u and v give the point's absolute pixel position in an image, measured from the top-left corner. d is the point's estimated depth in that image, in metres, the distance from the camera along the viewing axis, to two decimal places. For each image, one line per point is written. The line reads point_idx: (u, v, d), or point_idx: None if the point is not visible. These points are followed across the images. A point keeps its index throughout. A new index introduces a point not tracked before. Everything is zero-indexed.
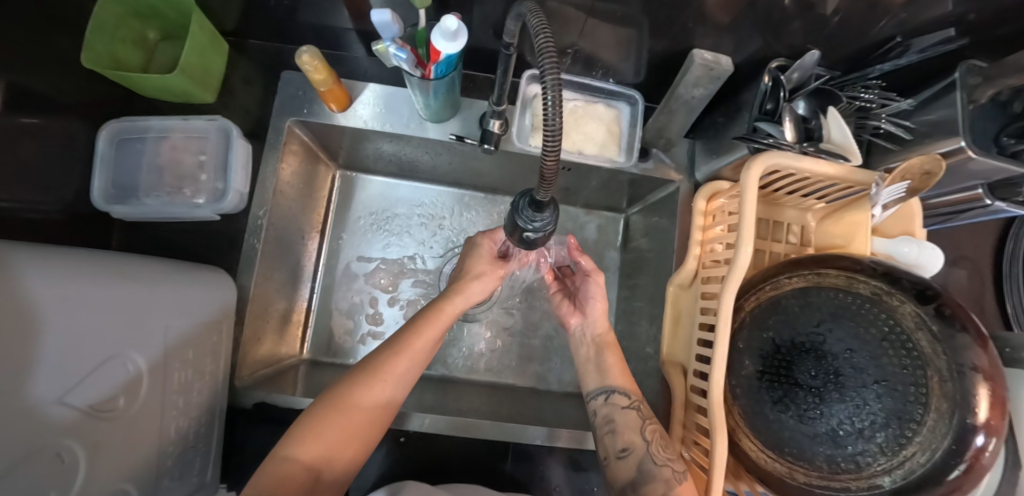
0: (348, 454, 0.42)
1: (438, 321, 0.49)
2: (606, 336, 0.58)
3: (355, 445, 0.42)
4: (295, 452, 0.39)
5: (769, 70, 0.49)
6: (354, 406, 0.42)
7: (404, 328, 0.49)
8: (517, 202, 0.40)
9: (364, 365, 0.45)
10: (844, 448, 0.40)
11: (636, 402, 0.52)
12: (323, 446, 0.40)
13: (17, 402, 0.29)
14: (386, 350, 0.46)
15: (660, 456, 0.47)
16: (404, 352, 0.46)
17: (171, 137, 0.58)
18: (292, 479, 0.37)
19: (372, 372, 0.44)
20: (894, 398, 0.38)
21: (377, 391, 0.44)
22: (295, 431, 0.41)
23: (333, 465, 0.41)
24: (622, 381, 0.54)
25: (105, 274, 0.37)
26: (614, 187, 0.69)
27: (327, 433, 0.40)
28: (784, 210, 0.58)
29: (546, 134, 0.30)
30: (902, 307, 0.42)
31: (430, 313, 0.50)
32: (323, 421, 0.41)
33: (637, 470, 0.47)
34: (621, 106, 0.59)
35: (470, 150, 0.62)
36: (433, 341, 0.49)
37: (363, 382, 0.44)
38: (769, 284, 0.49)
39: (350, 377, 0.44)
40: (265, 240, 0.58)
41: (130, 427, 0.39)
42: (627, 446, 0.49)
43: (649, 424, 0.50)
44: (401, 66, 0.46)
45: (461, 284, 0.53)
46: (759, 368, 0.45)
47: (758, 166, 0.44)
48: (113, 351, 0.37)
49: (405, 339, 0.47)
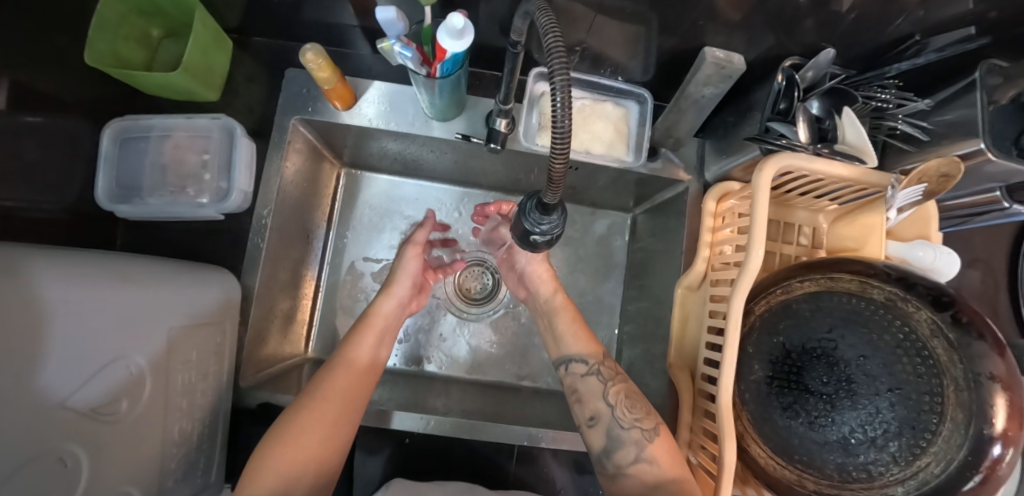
0: (313, 471, 0.43)
1: (371, 329, 0.54)
2: (556, 299, 0.61)
3: (318, 465, 0.43)
4: (259, 479, 0.40)
5: (784, 68, 0.47)
6: (308, 419, 0.44)
7: (340, 346, 0.53)
8: (524, 204, 0.40)
9: (313, 383, 0.48)
10: (855, 456, 0.39)
11: (597, 365, 0.53)
12: (282, 469, 0.41)
13: (19, 407, 0.28)
14: (329, 367, 0.50)
15: (627, 419, 0.48)
16: (344, 362, 0.50)
17: (174, 135, 0.57)
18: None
19: (321, 387, 0.47)
20: (908, 406, 0.38)
21: (331, 401, 0.46)
22: (254, 463, 0.42)
23: (299, 485, 0.42)
24: (579, 347, 0.55)
25: (105, 277, 0.37)
26: (621, 187, 0.69)
27: (287, 450, 0.42)
28: (796, 211, 0.57)
29: (555, 135, 0.30)
30: (917, 313, 0.41)
31: (361, 326, 0.55)
32: (283, 442, 0.42)
33: (608, 437, 0.48)
34: (629, 104, 0.58)
35: (476, 149, 0.61)
36: (372, 348, 0.53)
37: (313, 399, 0.46)
38: (780, 287, 0.48)
39: (302, 397, 0.47)
40: (269, 239, 0.57)
41: (133, 428, 0.39)
42: (593, 414, 0.50)
43: (612, 386, 0.51)
44: (406, 65, 0.45)
45: (386, 287, 0.59)
46: (769, 374, 0.44)
47: (770, 167, 0.43)
48: (116, 353, 0.37)
49: (344, 354, 0.51)
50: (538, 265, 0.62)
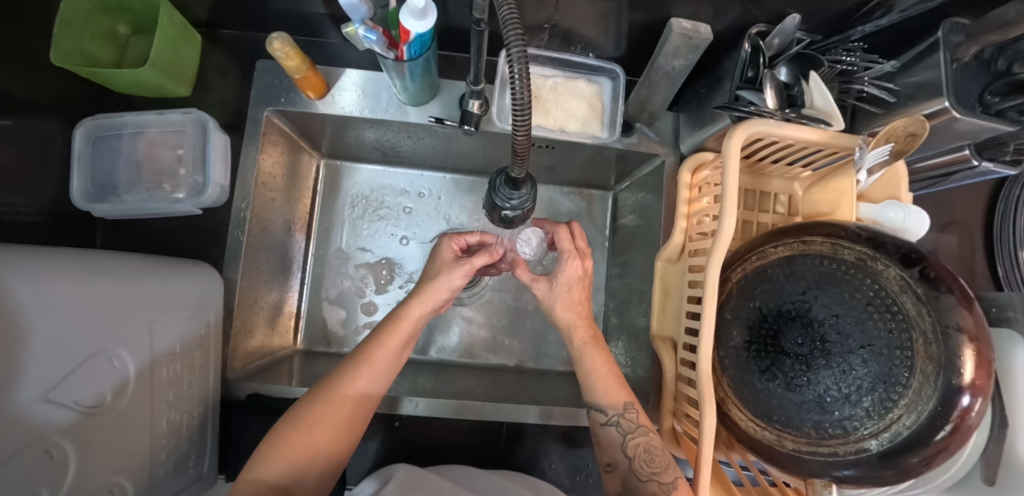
0: (318, 466, 0.42)
1: (397, 332, 0.46)
2: (581, 338, 0.51)
3: (326, 457, 0.42)
4: (260, 471, 0.39)
5: (749, 35, 0.48)
6: (318, 423, 0.42)
7: (363, 342, 0.47)
8: (494, 180, 0.40)
9: (324, 382, 0.44)
10: (831, 413, 0.40)
11: (622, 413, 0.49)
12: (288, 464, 0.40)
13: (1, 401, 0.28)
14: (346, 365, 0.45)
15: (645, 471, 0.47)
16: (363, 367, 0.44)
17: (147, 132, 0.57)
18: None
19: (334, 388, 0.43)
20: (880, 362, 0.38)
21: (342, 406, 0.43)
22: (261, 452, 0.41)
23: (303, 483, 0.41)
24: (605, 399, 0.50)
25: (80, 272, 0.36)
26: (599, 164, 0.69)
27: (293, 450, 0.40)
28: (771, 180, 0.58)
29: (514, 111, 0.30)
30: (887, 271, 0.41)
31: (389, 325, 0.46)
32: (286, 437, 0.41)
33: (624, 486, 0.49)
34: (602, 81, 0.59)
35: (452, 133, 0.62)
36: (395, 352, 0.46)
37: (321, 398, 0.43)
38: (755, 254, 0.49)
39: (311, 394, 0.44)
40: (250, 232, 0.57)
41: (120, 421, 0.39)
42: (611, 461, 0.50)
43: (632, 439, 0.49)
44: (373, 49, 0.45)
45: (419, 291, 0.47)
46: (747, 339, 0.45)
47: (740, 134, 0.43)
48: (96, 348, 0.37)
49: (362, 353, 0.45)
50: (567, 296, 0.51)
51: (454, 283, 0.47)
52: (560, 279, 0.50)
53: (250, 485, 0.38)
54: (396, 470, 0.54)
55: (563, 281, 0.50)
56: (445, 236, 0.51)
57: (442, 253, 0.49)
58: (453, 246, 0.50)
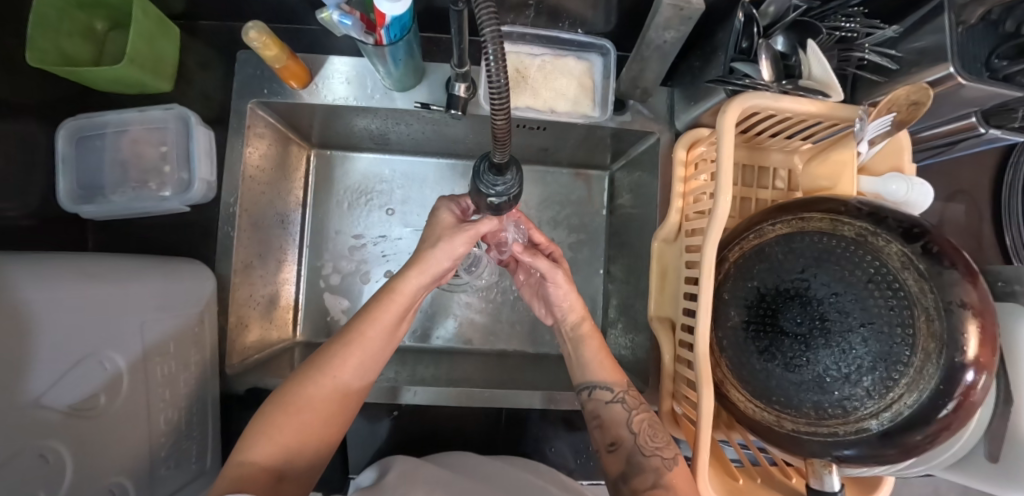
0: (313, 447, 0.42)
1: (392, 307, 0.45)
2: (584, 326, 0.55)
3: (318, 435, 0.42)
4: (250, 454, 0.39)
5: (743, 4, 0.44)
6: (307, 405, 0.42)
7: (356, 318, 0.46)
8: (477, 166, 0.38)
9: (313, 361, 0.44)
10: (831, 393, 0.39)
11: (620, 393, 0.51)
12: (279, 447, 0.40)
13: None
14: (335, 344, 0.44)
15: (649, 446, 0.48)
16: (350, 349, 0.44)
17: (130, 130, 0.56)
18: (253, 480, 0.37)
19: (322, 369, 0.43)
20: (881, 341, 0.37)
21: (329, 388, 0.43)
22: (252, 433, 0.41)
23: (296, 462, 0.41)
24: (604, 375, 0.53)
25: (66, 276, 0.36)
26: (594, 144, 0.67)
27: (282, 432, 0.40)
28: (770, 154, 0.56)
29: (492, 93, 0.27)
30: (888, 247, 0.40)
31: (382, 298, 0.46)
32: (275, 420, 0.41)
33: (627, 462, 0.48)
34: (593, 57, 0.56)
35: (441, 117, 0.60)
36: (388, 329, 0.46)
37: (309, 377, 0.43)
38: (753, 233, 0.48)
39: (299, 376, 0.44)
40: (241, 227, 0.57)
41: (114, 423, 0.39)
42: (615, 440, 0.49)
43: (637, 415, 0.50)
44: (350, 34, 0.43)
45: (418, 261, 0.46)
46: (745, 318, 0.44)
47: (735, 108, 0.42)
48: (87, 351, 0.37)
49: (353, 332, 0.45)
50: (567, 303, 0.55)
51: (456, 247, 0.45)
52: (557, 288, 0.54)
53: (243, 468, 0.38)
54: (394, 461, 0.54)
55: (558, 290, 0.54)
56: (443, 200, 0.49)
57: (441, 217, 0.47)
58: (453, 210, 0.48)
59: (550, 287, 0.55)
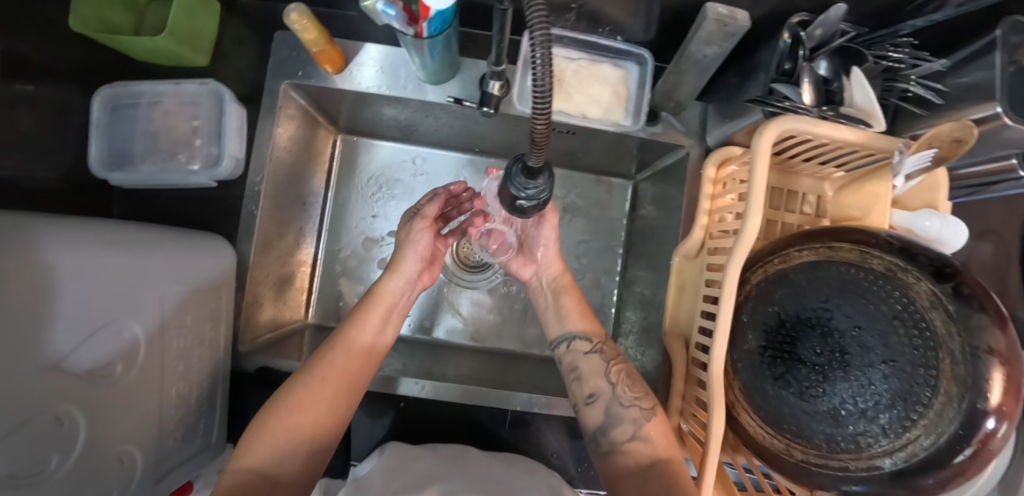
0: (303, 454, 0.42)
1: (374, 309, 0.49)
2: (563, 279, 0.56)
3: (309, 440, 0.42)
4: (246, 460, 0.40)
5: (789, 26, 0.44)
6: (295, 409, 0.42)
7: (344, 325, 0.49)
8: (510, 168, 0.38)
9: (305, 367, 0.45)
10: (844, 427, 0.39)
11: (598, 344, 0.51)
12: (271, 452, 0.40)
13: (20, 368, 0.29)
14: (324, 350, 0.46)
15: (627, 397, 0.47)
16: (337, 350, 0.46)
17: (163, 102, 0.56)
18: (249, 486, 0.38)
19: (312, 373, 0.44)
20: (901, 379, 0.37)
21: (320, 389, 0.43)
22: (245, 443, 0.41)
23: (288, 468, 0.41)
24: (582, 325, 0.53)
25: (92, 242, 0.37)
26: (621, 152, 0.67)
27: (272, 438, 0.41)
28: (800, 178, 0.55)
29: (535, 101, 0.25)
30: (917, 285, 0.40)
31: (366, 305, 0.50)
32: (265, 424, 0.42)
33: (605, 414, 0.47)
34: (629, 66, 0.56)
35: (471, 113, 0.60)
36: (373, 330, 0.49)
37: (297, 381, 0.44)
38: (778, 257, 0.47)
39: (293, 380, 0.44)
40: (264, 206, 0.57)
41: (130, 390, 0.40)
42: (593, 392, 0.48)
43: (614, 365, 0.49)
44: (392, 24, 0.43)
45: (391, 265, 0.51)
46: (762, 344, 0.44)
47: (773, 130, 0.42)
48: (108, 318, 0.37)
49: (342, 335, 0.47)
50: (546, 256, 0.56)
51: (420, 244, 0.51)
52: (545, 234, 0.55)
53: (237, 474, 0.39)
54: (388, 448, 0.54)
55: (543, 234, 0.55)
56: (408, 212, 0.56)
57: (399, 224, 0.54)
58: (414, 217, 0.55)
59: (540, 229, 0.55)
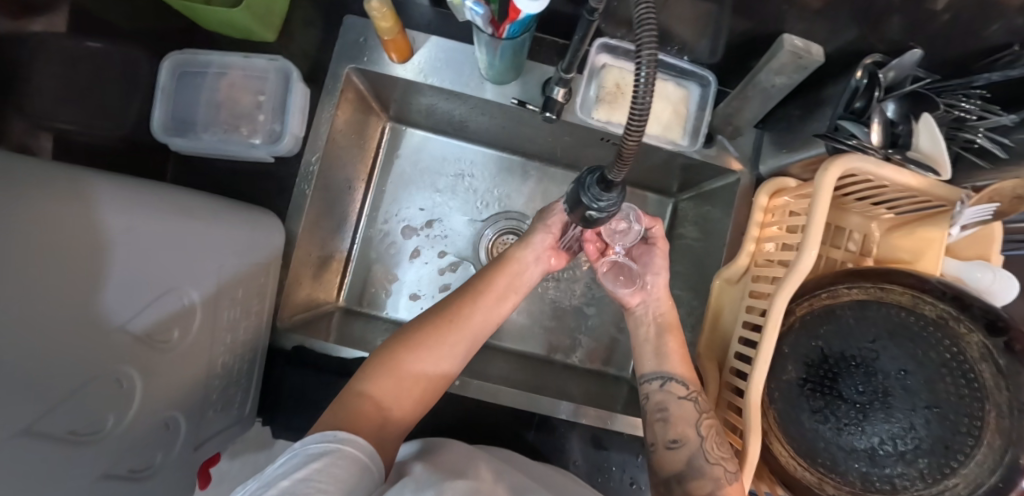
0: (411, 397, 0.44)
1: (504, 271, 0.51)
2: (670, 318, 0.52)
3: (421, 385, 0.44)
4: (367, 388, 0.42)
5: (864, 65, 0.45)
6: (419, 349, 0.45)
7: (477, 279, 0.51)
8: (585, 178, 0.39)
9: (436, 312, 0.48)
10: (881, 467, 0.41)
11: (693, 393, 0.48)
12: (389, 386, 0.42)
13: (85, 331, 0.29)
14: (454, 301, 0.49)
15: (713, 454, 0.45)
16: (469, 304, 0.48)
17: (230, 74, 0.56)
18: (366, 412, 0.40)
19: (442, 318, 0.47)
20: (943, 425, 0.40)
21: (444, 336, 0.46)
22: (368, 370, 0.44)
23: (398, 406, 0.42)
24: (680, 368, 0.50)
25: (165, 207, 0.36)
26: (668, 170, 0.67)
27: (395, 372, 0.43)
28: (849, 215, 0.55)
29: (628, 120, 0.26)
30: (969, 336, 0.40)
31: (499, 265, 0.52)
32: (391, 359, 0.44)
33: (687, 463, 0.45)
34: (691, 86, 0.56)
35: (529, 116, 0.60)
36: (498, 294, 0.50)
37: (426, 322, 0.47)
38: (826, 291, 0.46)
39: (419, 322, 0.47)
40: (315, 187, 0.57)
41: (182, 356, 0.40)
42: (678, 438, 0.47)
43: (706, 419, 0.47)
44: (474, 22, 0.43)
45: (524, 236, 0.53)
46: (803, 376, 0.45)
47: (836, 168, 0.43)
48: (169, 285, 0.37)
49: (472, 291, 0.50)
50: (656, 291, 0.53)
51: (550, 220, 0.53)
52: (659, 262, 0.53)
53: (357, 399, 0.41)
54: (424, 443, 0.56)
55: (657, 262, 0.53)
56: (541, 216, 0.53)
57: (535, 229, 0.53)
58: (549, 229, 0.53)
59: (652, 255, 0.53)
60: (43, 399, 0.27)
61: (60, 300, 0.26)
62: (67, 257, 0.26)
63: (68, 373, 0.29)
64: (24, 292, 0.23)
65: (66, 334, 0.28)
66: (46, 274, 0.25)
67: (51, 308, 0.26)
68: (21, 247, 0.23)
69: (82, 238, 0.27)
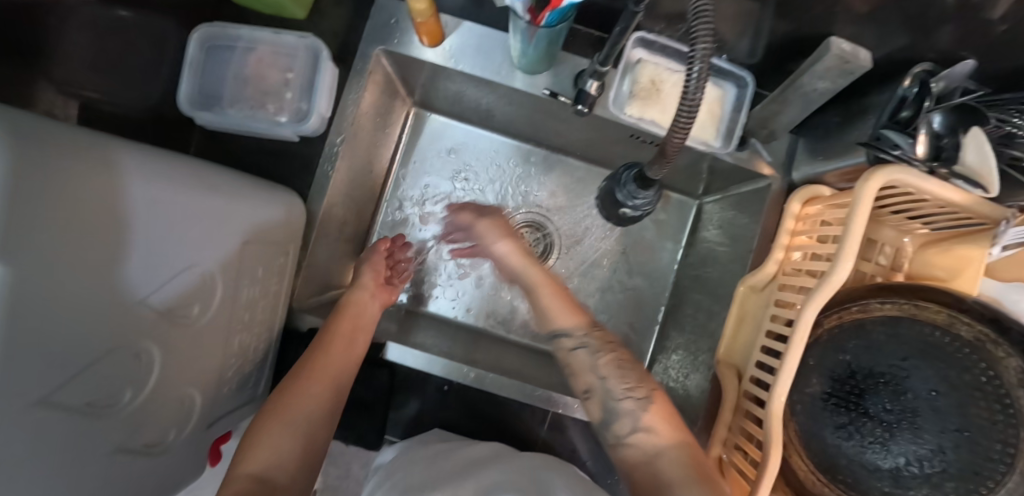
0: (297, 456, 0.43)
1: (345, 320, 0.55)
2: None
3: (306, 442, 0.44)
4: (244, 466, 0.41)
5: (915, 72, 0.43)
6: (300, 407, 0.46)
7: (320, 336, 0.54)
8: (622, 175, 0.43)
9: (293, 370, 0.50)
10: (906, 489, 0.40)
11: None
12: (269, 455, 0.42)
13: (105, 305, 0.28)
14: (305, 355, 0.51)
15: None
16: (320, 350, 0.51)
17: (258, 49, 0.55)
18: (249, 486, 0.38)
19: (299, 373, 0.49)
20: (973, 450, 0.39)
21: (321, 389, 0.48)
22: (244, 448, 0.42)
23: (282, 473, 0.42)
24: None
25: (190, 181, 0.36)
26: (695, 171, 0.66)
27: (275, 435, 0.43)
28: (882, 228, 0.54)
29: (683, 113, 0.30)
30: (1006, 360, 0.39)
31: (340, 314, 0.56)
32: (269, 427, 0.44)
33: None
34: (728, 86, 0.55)
35: (558, 108, 0.59)
36: (345, 336, 0.54)
37: (303, 383, 0.48)
38: (856, 305, 0.44)
39: (285, 384, 0.48)
40: (338, 169, 0.57)
41: (202, 333, 0.40)
42: None
43: None
44: (512, 7, 0.41)
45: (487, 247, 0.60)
46: (828, 390, 0.44)
47: (877, 179, 0.41)
48: (194, 261, 0.36)
49: (319, 340, 0.53)
50: None
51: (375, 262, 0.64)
52: None
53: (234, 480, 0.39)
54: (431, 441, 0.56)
55: None
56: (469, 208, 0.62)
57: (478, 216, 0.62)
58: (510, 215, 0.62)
59: None
60: (59, 372, 0.26)
61: (82, 270, 0.26)
62: (87, 227, 0.25)
63: (87, 345, 0.28)
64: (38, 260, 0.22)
65: (86, 307, 0.27)
66: (66, 243, 0.24)
67: (71, 279, 0.25)
68: (37, 213, 0.22)
69: (105, 207, 0.27)
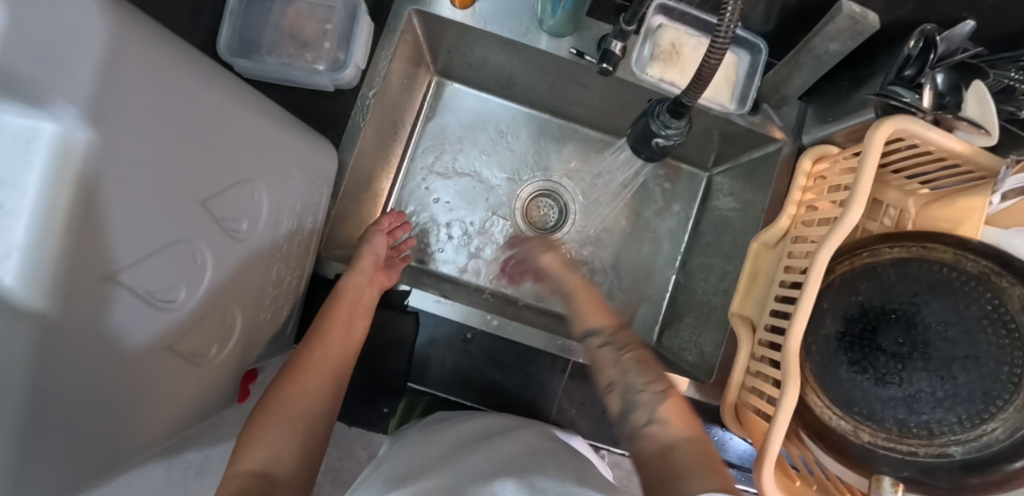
0: (294, 451, 0.46)
1: (340, 307, 0.57)
2: None
3: (301, 438, 0.47)
4: (242, 463, 0.43)
5: (915, 34, 0.47)
6: (296, 402, 0.49)
7: (316, 326, 0.56)
8: (654, 107, 0.46)
9: (289, 365, 0.52)
10: (919, 414, 0.42)
11: None
12: (266, 451, 0.44)
13: (174, 207, 0.30)
14: (302, 348, 0.54)
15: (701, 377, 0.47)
16: (316, 341, 0.54)
17: (296, 4, 0.58)
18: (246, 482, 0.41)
19: (295, 368, 0.52)
20: (982, 372, 0.40)
21: (316, 383, 0.51)
22: (244, 445, 0.45)
23: (283, 464, 0.44)
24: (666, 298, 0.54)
25: (248, 99, 0.37)
26: (708, 140, 0.69)
27: (271, 432, 0.46)
28: (886, 190, 0.57)
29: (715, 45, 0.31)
30: (1010, 289, 0.42)
31: (333, 303, 0.57)
32: (267, 423, 0.47)
33: None
34: (743, 52, 0.58)
35: (581, 72, 0.62)
36: (341, 325, 0.56)
37: (299, 378, 0.51)
38: (866, 251, 0.47)
39: (283, 379, 0.51)
40: (369, 121, 0.59)
41: (247, 252, 0.40)
42: None
43: None
44: None
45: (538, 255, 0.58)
46: (842, 329, 0.45)
47: (887, 127, 0.43)
48: (245, 177, 0.38)
49: (315, 332, 0.55)
50: None
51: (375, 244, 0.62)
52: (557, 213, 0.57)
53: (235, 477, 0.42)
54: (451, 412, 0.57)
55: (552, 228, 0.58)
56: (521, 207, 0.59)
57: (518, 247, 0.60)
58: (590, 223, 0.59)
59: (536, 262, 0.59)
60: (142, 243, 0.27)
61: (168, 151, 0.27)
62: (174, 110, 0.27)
63: (157, 234, 0.29)
64: (137, 121, 0.24)
65: (163, 189, 0.28)
66: (160, 115, 0.26)
67: (159, 154, 0.26)
68: (136, 69, 0.23)
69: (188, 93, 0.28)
